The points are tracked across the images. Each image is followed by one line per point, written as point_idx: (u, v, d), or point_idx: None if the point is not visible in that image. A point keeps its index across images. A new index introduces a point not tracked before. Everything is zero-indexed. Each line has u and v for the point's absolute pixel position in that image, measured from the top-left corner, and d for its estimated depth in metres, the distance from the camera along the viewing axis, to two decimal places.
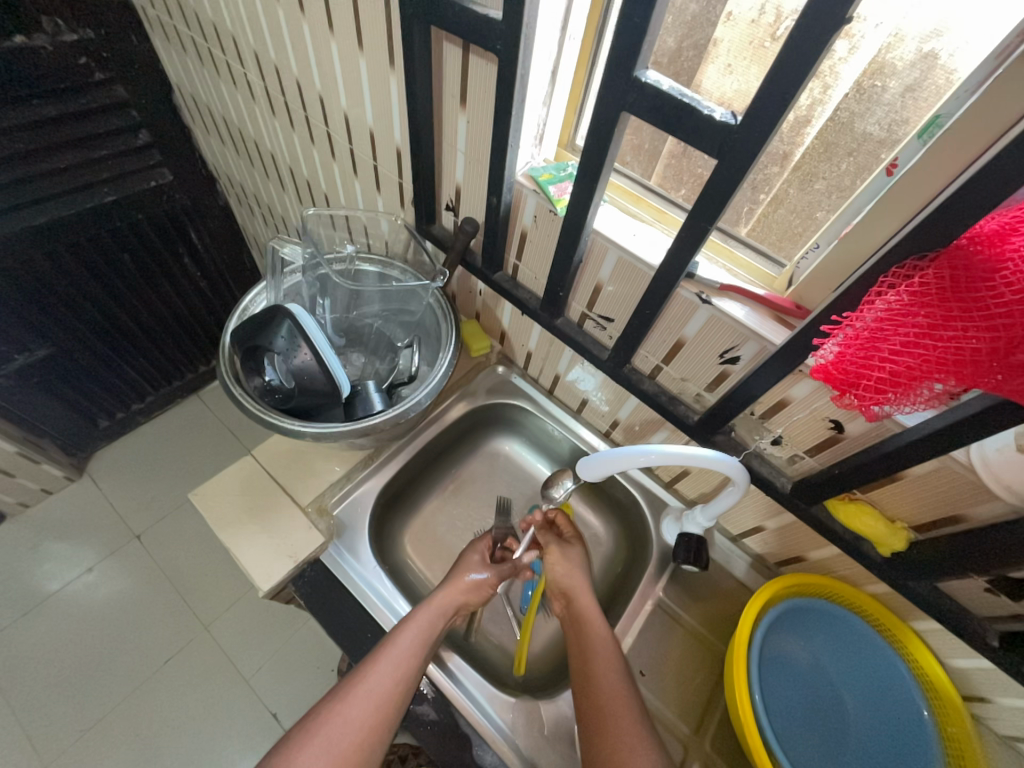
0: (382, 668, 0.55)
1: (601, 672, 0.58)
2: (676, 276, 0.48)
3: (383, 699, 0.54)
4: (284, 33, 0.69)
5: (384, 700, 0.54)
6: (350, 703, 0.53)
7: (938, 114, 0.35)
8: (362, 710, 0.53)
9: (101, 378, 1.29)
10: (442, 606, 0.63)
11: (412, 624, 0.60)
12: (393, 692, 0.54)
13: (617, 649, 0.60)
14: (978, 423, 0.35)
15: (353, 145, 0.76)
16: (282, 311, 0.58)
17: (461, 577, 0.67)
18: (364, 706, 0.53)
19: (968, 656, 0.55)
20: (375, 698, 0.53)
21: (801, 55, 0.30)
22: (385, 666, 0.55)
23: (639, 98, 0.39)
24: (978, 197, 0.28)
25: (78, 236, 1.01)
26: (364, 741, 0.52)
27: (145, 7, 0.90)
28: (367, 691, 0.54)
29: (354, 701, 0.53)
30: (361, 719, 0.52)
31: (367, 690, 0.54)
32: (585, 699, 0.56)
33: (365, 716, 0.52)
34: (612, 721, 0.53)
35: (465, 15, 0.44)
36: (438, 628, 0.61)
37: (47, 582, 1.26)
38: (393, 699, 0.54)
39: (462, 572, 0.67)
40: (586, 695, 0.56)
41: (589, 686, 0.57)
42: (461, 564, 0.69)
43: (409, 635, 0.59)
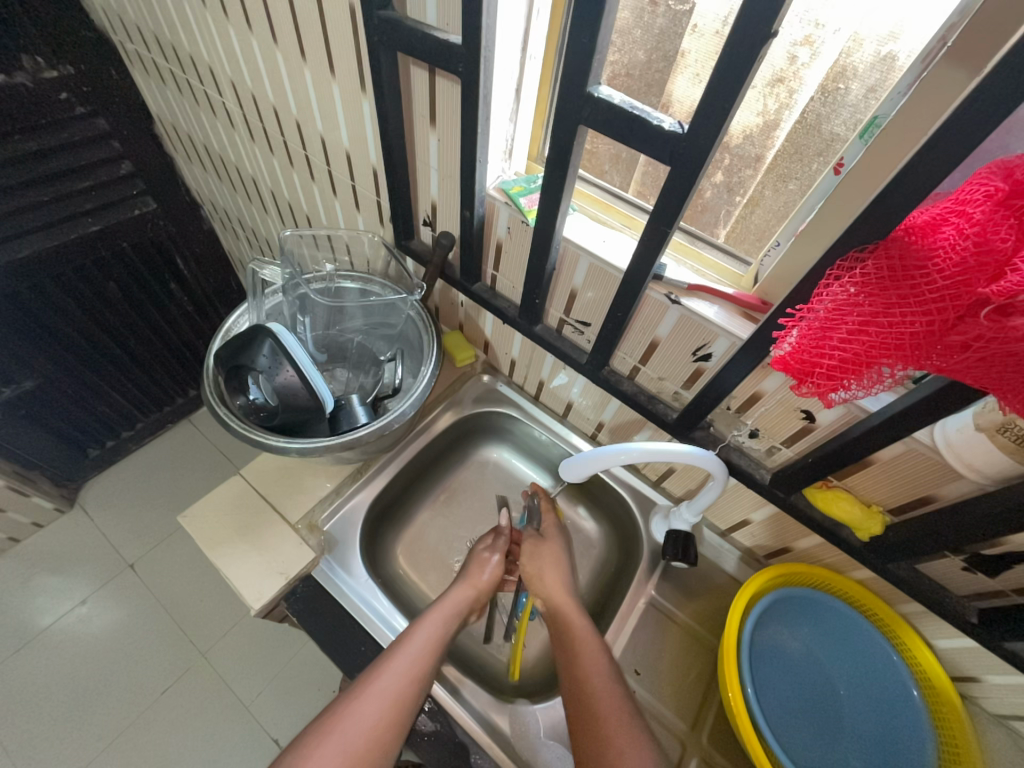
0: (395, 666, 0.56)
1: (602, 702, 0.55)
2: (643, 278, 0.50)
3: (399, 694, 0.53)
4: (259, 62, 0.72)
5: (399, 696, 0.53)
6: (366, 700, 0.52)
7: (876, 115, 0.37)
8: (377, 707, 0.52)
9: (90, 406, 1.29)
10: (455, 603, 0.65)
11: (427, 621, 0.61)
12: (409, 687, 0.54)
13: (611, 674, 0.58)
14: (931, 405, 0.37)
15: (331, 167, 0.78)
16: (262, 331, 0.60)
17: (475, 572, 0.69)
18: (379, 702, 0.52)
19: (952, 637, 0.56)
20: (391, 694, 0.53)
21: (736, 68, 0.32)
22: (399, 663, 0.56)
23: (594, 112, 0.41)
24: (909, 189, 0.30)
25: (64, 267, 1.03)
26: (378, 740, 0.50)
27: (123, 42, 0.93)
28: (381, 689, 0.53)
29: (369, 699, 0.52)
30: (377, 715, 0.51)
31: (381, 688, 0.53)
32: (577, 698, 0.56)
33: (382, 712, 0.52)
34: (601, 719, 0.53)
35: (428, 41, 0.46)
36: (452, 626, 0.62)
37: (39, 616, 1.24)
38: (407, 695, 0.54)
39: (476, 569, 0.70)
40: (578, 692, 0.57)
41: (573, 685, 0.57)
42: (472, 561, 0.71)
43: (424, 633, 0.60)
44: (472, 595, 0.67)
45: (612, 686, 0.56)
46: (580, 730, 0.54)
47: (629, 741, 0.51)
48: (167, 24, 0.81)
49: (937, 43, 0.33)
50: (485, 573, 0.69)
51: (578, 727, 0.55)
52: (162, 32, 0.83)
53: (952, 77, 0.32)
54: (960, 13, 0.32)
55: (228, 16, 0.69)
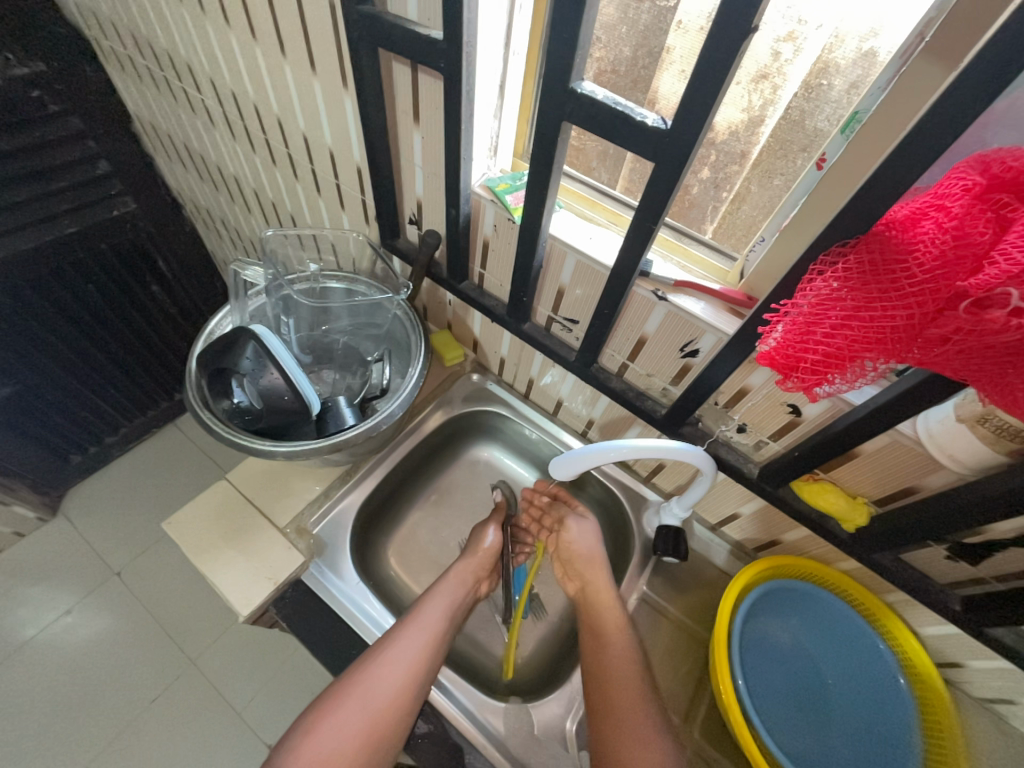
0: (410, 635, 0.60)
1: (625, 701, 0.55)
2: (629, 275, 0.50)
3: (416, 662, 0.58)
4: (238, 58, 0.70)
5: (417, 661, 0.58)
6: (385, 666, 0.57)
7: (857, 110, 0.38)
8: (397, 672, 0.57)
9: (71, 412, 1.26)
10: (460, 576, 0.69)
11: (437, 593, 0.66)
12: (425, 655, 0.59)
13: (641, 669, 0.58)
14: (913, 397, 0.38)
15: (314, 165, 0.77)
16: (245, 333, 0.59)
17: (478, 542, 0.73)
18: (399, 669, 0.57)
19: (937, 624, 0.57)
20: (409, 660, 0.58)
21: (718, 64, 0.32)
22: (413, 632, 0.60)
23: (576, 108, 0.41)
24: (888, 185, 0.31)
25: (41, 269, 1.00)
26: (397, 701, 0.56)
27: (97, 37, 0.90)
28: (398, 657, 0.58)
29: (388, 666, 0.57)
30: (395, 680, 0.56)
31: (398, 656, 0.58)
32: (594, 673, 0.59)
33: (402, 678, 0.57)
34: (623, 717, 0.54)
35: (409, 37, 0.46)
36: (458, 596, 0.67)
37: (24, 627, 1.22)
38: (424, 662, 0.59)
39: (475, 540, 0.74)
40: (596, 668, 0.59)
41: (599, 676, 0.58)
42: (474, 533, 0.75)
43: (434, 605, 0.64)
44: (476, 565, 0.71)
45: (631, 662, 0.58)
46: (598, 701, 0.57)
47: (647, 734, 0.53)
48: (143, 20, 0.79)
49: (916, 39, 0.34)
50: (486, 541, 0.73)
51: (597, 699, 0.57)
52: (138, 28, 0.81)
53: (930, 72, 0.32)
54: (937, 9, 0.32)
55: (205, 12, 0.68)
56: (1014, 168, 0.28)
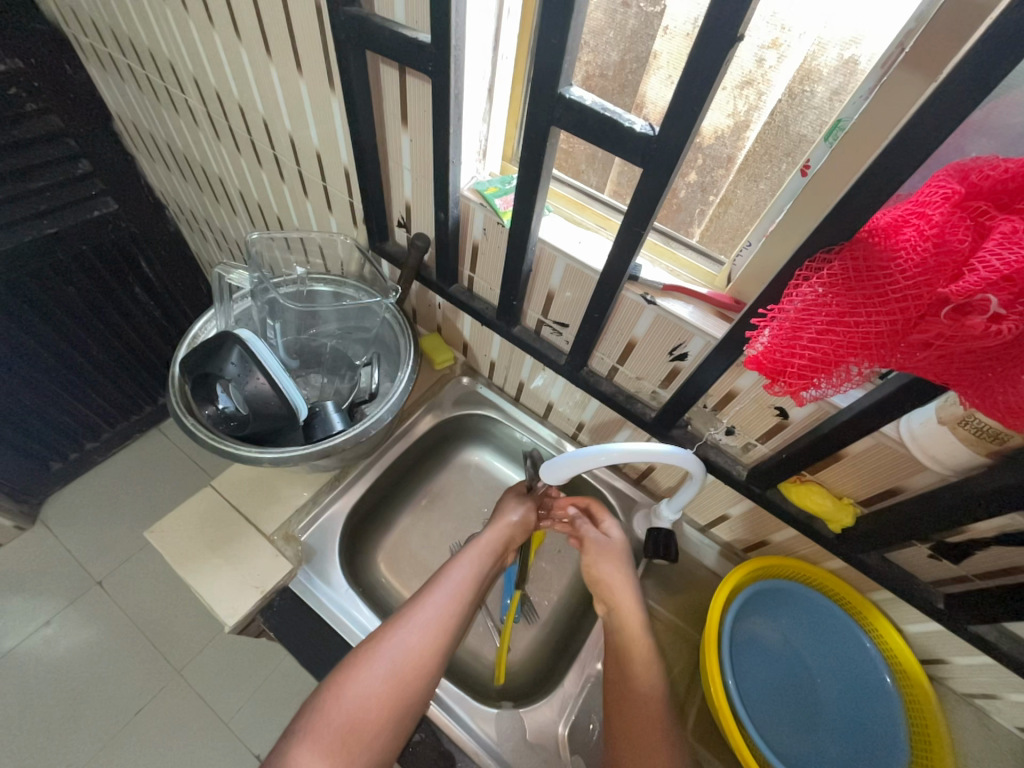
0: (436, 599, 0.61)
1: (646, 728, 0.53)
2: (619, 279, 0.50)
3: (441, 626, 0.59)
4: (222, 57, 0.69)
5: (441, 624, 0.59)
6: (411, 630, 0.58)
7: (840, 118, 0.38)
8: (421, 635, 0.58)
9: (51, 418, 1.23)
10: (490, 545, 0.68)
11: (463, 559, 0.66)
12: (449, 619, 0.60)
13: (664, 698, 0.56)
14: (896, 400, 0.38)
15: (301, 167, 0.76)
16: (231, 337, 0.57)
17: (504, 513, 0.71)
18: (423, 631, 0.58)
19: (921, 621, 0.58)
20: (434, 625, 0.59)
21: (705, 71, 0.33)
22: (438, 598, 0.62)
23: (566, 113, 0.41)
24: (870, 193, 0.31)
25: (18, 271, 0.97)
26: (423, 663, 0.56)
27: (77, 35, 0.88)
28: (423, 620, 0.59)
29: (413, 629, 0.58)
30: (421, 643, 0.57)
31: (423, 621, 0.59)
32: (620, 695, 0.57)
33: (425, 641, 0.58)
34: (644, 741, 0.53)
35: (397, 40, 0.46)
36: (486, 565, 0.67)
37: (1, 639, 1.18)
38: (447, 625, 0.60)
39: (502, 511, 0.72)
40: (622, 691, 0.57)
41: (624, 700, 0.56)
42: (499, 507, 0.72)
43: (460, 572, 0.65)
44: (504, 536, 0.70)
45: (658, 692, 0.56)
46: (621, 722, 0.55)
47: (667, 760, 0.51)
48: (125, 18, 0.77)
49: (896, 48, 0.34)
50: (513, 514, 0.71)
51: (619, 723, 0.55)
52: (119, 26, 0.79)
53: (910, 81, 0.33)
54: (917, 20, 0.33)
55: (188, 10, 0.67)
56: (992, 177, 0.29)
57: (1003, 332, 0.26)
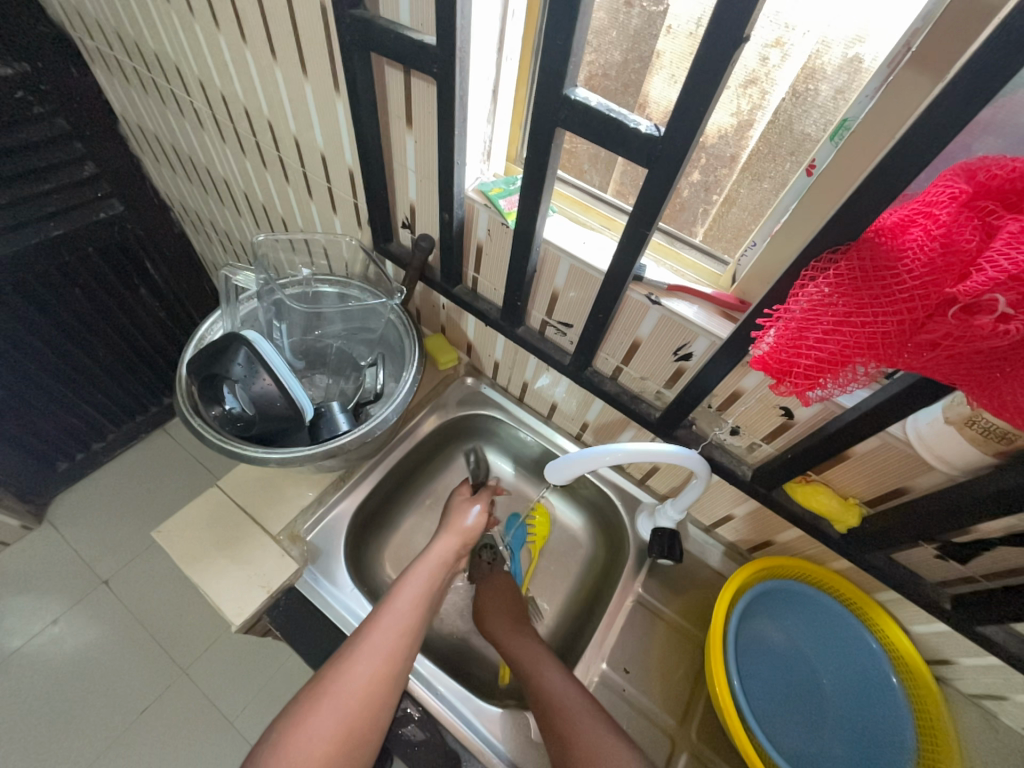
0: (386, 623, 0.58)
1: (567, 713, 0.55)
2: (624, 279, 0.50)
3: (392, 649, 0.56)
4: (227, 60, 0.70)
5: (394, 648, 0.56)
6: (359, 660, 0.54)
7: (845, 118, 0.38)
8: (373, 662, 0.54)
9: (57, 418, 1.24)
10: (441, 555, 0.69)
11: (411, 577, 0.65)
12: (401, 642, 0.57)
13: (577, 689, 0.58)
14: (902, 401, 0.38)
15: (305, 168, 0.76)
16: (237, 339, 0.58)
17: (459, 520, 0.74)
18: (375, 658, 0.55)
19: (928, 622, 0.58)
20: (384, 649, 0.56)
21: (711, 71, 0.33)
22: (388, 620, 0.58)
23: (571, 114, 0.41)
24: (878, 193, 0.31)
25: (25, 273, 0.98)
26: (374, 692, 0.53)
27: (84, 38, 0.89)
28: (372, 647, 0.55)
29: (362, 659, 0.54)
30: (371, 671, 0.54)
31: (372, 647, 0.55)
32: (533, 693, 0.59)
33: (375, 670, 0.54)
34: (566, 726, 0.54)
35: (402, 42, 0.46)
36: (434, 579, 0.66)
37: (9, 639, 1.19)
38: (401, 648, 0.57)
39: (456, 517, 0.74)
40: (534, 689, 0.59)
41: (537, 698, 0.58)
42: (453, 512, 0.75)
43: (408, 591, 0.63)
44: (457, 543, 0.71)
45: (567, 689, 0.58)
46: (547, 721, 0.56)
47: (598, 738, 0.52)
48: (130, 21, 0.78)
49: (902, 49, 0.34)
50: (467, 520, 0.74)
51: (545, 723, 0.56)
52: (125, 29, 0.80)
53: (915, 82, 0.33)
54: (923, 19, 0.33)
55: (193, 13, 0.67)
56: (999, 176, 0.28)
57: (1011, 333, 0.26)
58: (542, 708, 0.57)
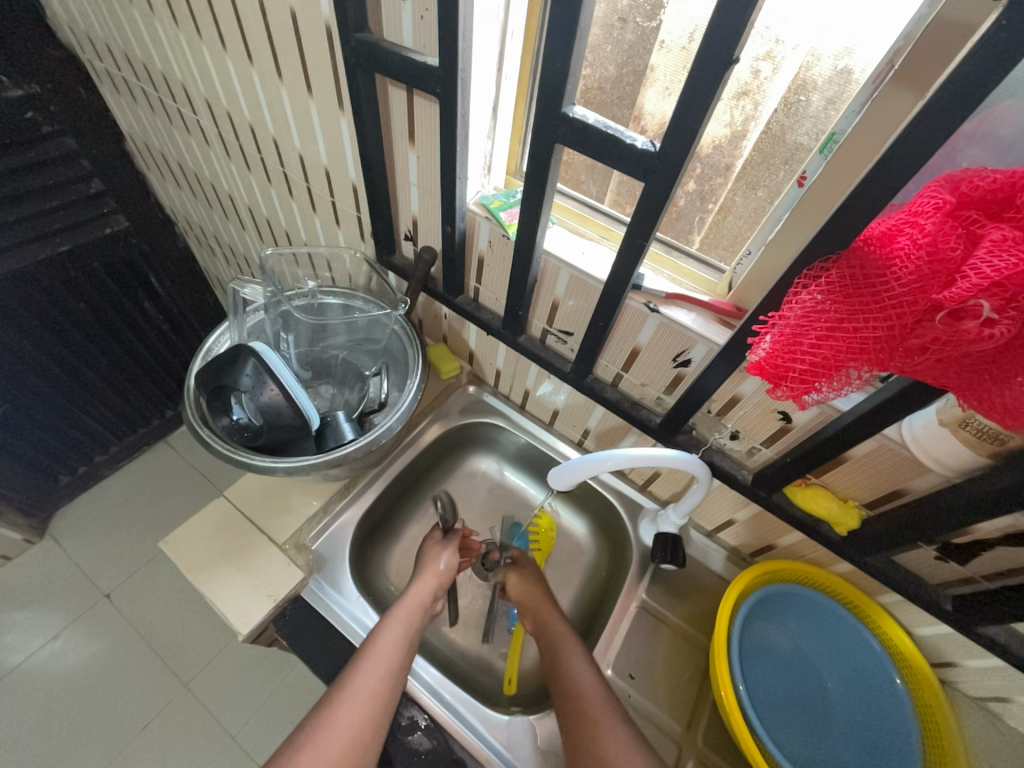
0: (367, 669, 0.55)
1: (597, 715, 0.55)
2: (624, 288, 0.51)
3: (376, 693, 0.54)
4: (234, 80, 0.72)
5: (375, 697, 0.53)
6: (341, 707, 0.52)
7: (833, 130, 0.40)
8: (354, 713, 0.52)
9: (61, 431, 1.25)
10: (419, 598, 0.65)
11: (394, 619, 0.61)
12: (385, 686, 0.55)
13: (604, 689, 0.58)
14: (895, 404, 0.39)
15: (309, 183, 0.78)
16: (245, 350, 0.59)
17: (432, 564, 0.70)
18: (356, 708, 0.52)
19: (930, 624, 0.58)
20: (366, 696, 0.53)
21: (702, 89, 0.34)
22: (370, 665, 0.56)
23: (569, 131, 0.42)
24: (865, 204, 0.32)
25: (32, 289, 1.00)
26: (358, 740, 0.51)
27: (92, 59, 0.91)
28: (354, 694, 0.53)
29: (346, 705, 0.52)
30: (354, 719, 0.52)
31: (353, 696, 0.53)
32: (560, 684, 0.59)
33: (357, 718, 0.52)
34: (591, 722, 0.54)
35: (405, 63, 0.47)
36: (416, 620, 0.63)
37: (10, 654, 1.19)
38: (382, 696, 0.54)
39: (430, 560, 0.71)
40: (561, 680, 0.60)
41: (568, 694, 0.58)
42: (425, 555, 0.71)
43: (390, 633, 0.59)
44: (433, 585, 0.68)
45: (591, 677, 0.59)
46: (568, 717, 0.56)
47: (621, 748, 0.52)
48: (139, 43, 0.80)
49: (885, 65, 0.36)
50: (441, 562, 0.70)
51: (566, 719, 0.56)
52: (133, 50, 0.82)
53: (899, 96, 0.35)
54: (905, 38, 0.34)
55: (201, 35, 0.69)
56: (981, 188, 0.30)
57: (997, 336, 0.28)
58: (568, 696, 0.58)
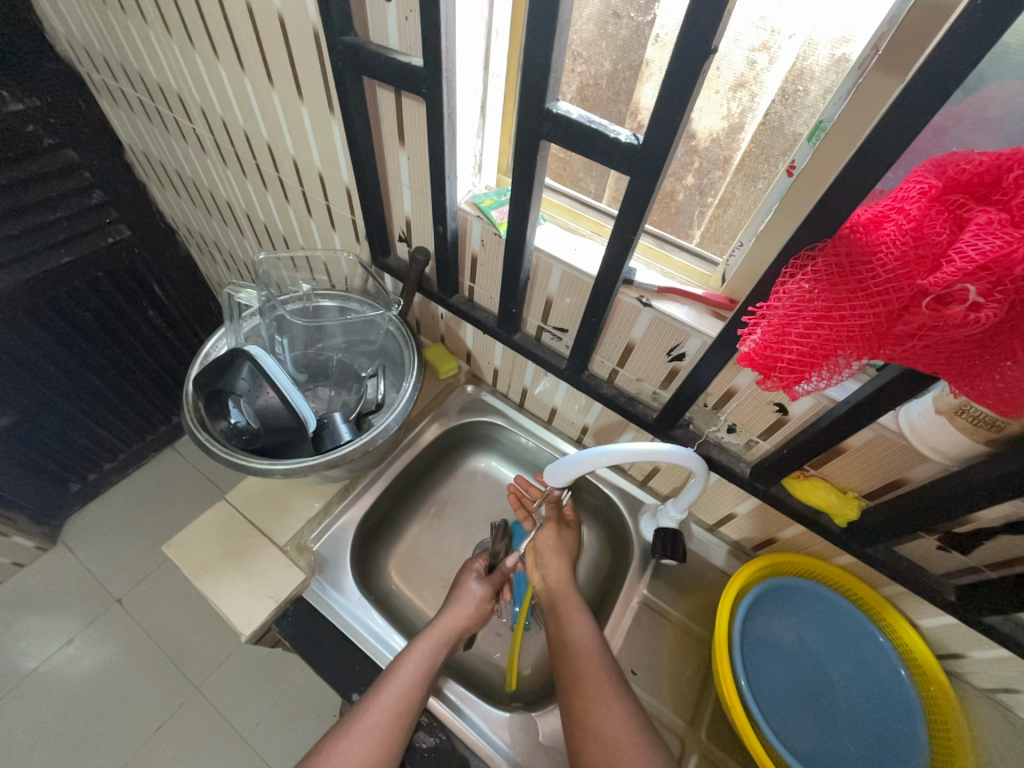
0: (382, 700, 0.54)
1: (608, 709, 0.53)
2: (613, 283, 0.51)
3: (388, 729, 0.53)
4: (227, 87, 0.72)
5: (387, 733, 0.52)
6: (353, 740, 0.52)
7: (821, 119, 0.40)
8: (363, 746, 0.51)
9: (70, 439, 1.26)
10: (442, 630, 0.63)
11: (411, 655, 0.59)
12: (397, 720, 0.53)
13: (619, 678, 0.57)
14: (889, 392, 0.39)
15: (305, 187, 0.79)
16: (241, 353, 0.59)
17: (461, 598, 0.68)
18: (366, 741, 0.52)
19: (935, 615, 0.58)
20: (378, 732, 0.52)
21: (684, 80, 0.34)
22: (386, 697, 0.55)
23: (554, 127, 0.42)
24: (850, 191, 0.32)
25: (37, 299, 1.01)
26: None
27: (90, 72, 0.93)
28: (369, 726, 0.52)
29: (358, 736, 0.52)
30: (364, 752, 0.51)
31: (366, 728, 0.52)
32: (566, 668, 0.59)
33: (370, 750, 0.51)
34: (598, 711, 0.54)
35: (392, 66, 0.48)
36: (440, 654, 0.61)
37: (25, 658, 1.21)
38: (397, 732, 0.53)
39: (460, 596, 0.68)
40: (571, 679, 0.58)
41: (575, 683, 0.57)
42: (457, 589, 0.69)
43: (412, 663, 0.58)
44: (460, 620, 0.65)
45: (603, 668, 0.57)
46: (583, 716, 0.54)
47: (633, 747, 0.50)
48: (134, 53, 0.81)
49: (871, 50, 0.35)
50: (469, 600, 0.67)
51: (576, 721, 0.54)
52: (129, 61, 0.83)
53: (885, 82, 0.34)
54: (888, 23, 0.34)
55: (193, 43, 0.70)
56: (968, 171, 0.29)
57: (982, 320, 0.27)
58: (577, 677, 0.57)
